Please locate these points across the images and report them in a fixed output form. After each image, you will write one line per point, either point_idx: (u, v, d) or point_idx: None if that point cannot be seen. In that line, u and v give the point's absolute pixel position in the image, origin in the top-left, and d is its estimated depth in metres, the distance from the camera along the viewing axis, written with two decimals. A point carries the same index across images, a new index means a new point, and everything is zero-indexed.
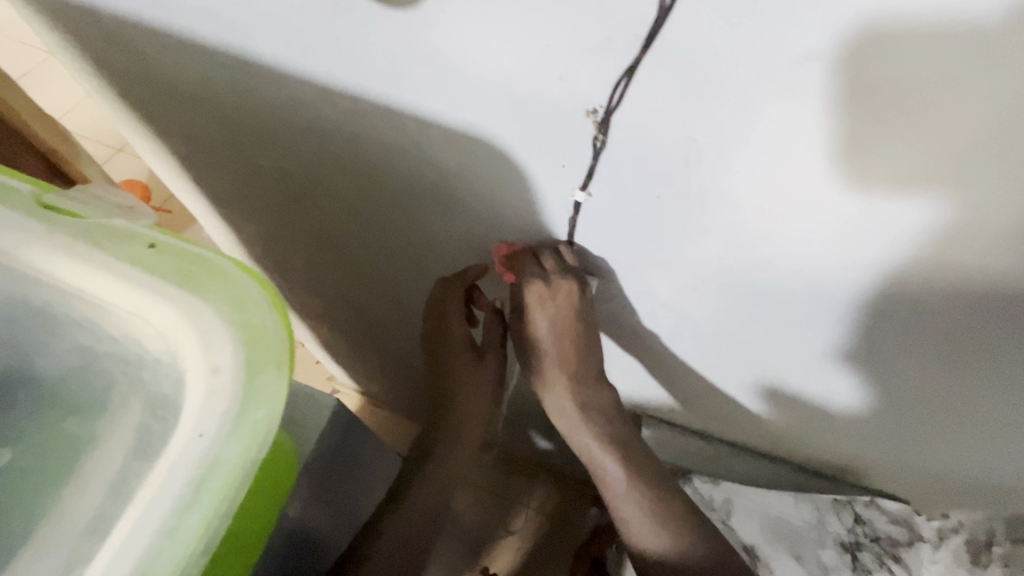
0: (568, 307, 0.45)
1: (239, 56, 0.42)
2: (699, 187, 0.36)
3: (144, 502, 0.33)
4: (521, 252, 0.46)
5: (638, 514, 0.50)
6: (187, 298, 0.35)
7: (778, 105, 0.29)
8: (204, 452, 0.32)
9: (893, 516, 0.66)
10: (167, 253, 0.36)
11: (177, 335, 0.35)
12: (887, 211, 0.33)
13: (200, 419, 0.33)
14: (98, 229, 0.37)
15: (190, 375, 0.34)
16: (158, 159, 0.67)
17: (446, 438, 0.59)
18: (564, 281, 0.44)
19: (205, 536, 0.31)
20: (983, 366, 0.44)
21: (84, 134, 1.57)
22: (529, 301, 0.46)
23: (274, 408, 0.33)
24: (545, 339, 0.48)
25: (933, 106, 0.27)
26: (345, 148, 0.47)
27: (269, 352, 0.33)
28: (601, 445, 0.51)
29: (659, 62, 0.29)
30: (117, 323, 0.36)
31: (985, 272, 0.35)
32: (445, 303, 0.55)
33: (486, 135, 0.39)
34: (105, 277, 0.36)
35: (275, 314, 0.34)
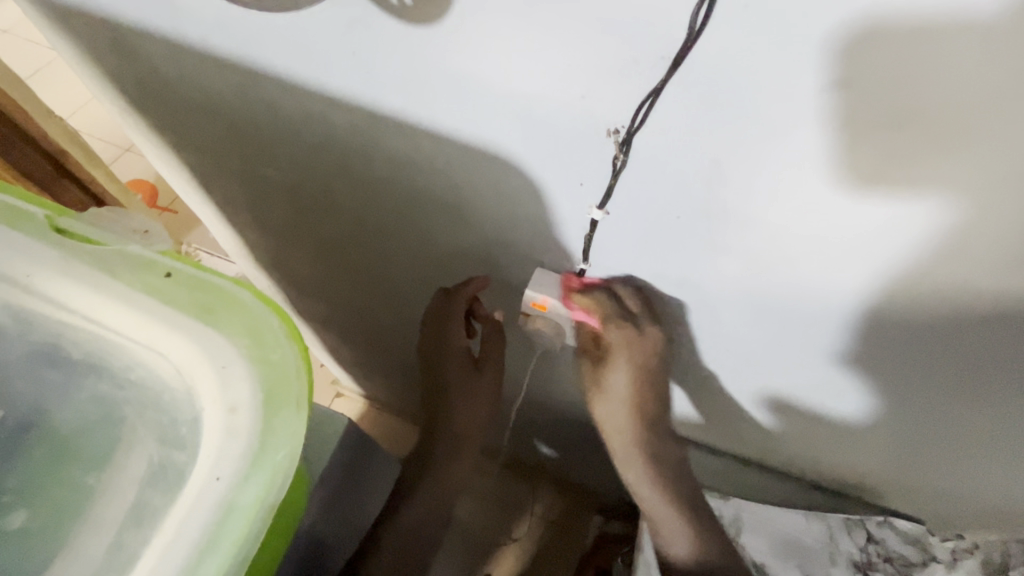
0: (650, 350, 0.47)
1: (254, 68, 0.42)
2: (722, 209, 0.35)
3: (161, 547, 0.32)
4: (597, 286, 0.46)
5: (682, 544, 0.51)
6: (204, 331, 0.34)
7: (802, 131, 0.29)
8: (220, 495, 0.32)
9: (907, 536, 0.65)
10: (182, 283, 0.35)
11: (196, 370, 0.34)
12: (912, 233, 0.32)
13: (216, 462, 0.33)
14: (114, 257, 0.36)
15: (210, 413, 0.34)
16: (167, 166, 0.67)
17: (441, 451, 0.58)
18: (650, 326, 0.46)
19: None
20: (1006, 390, 0.43)
21: (92, 133, 1.57)
22: (612, 343, 0.46)
23: (294, 448, 0.32)
24: (619, 381, 0.48)
25: (965, 131, 0.26)
26: (358, 162, 0.47)
27: (290, 390, 0.33)
28: (649, 472, 0.51)
29: (685, 85, 0.29)
30: (133, 357, 0.36)
31: (1012, 297, 0.34)
32: (445, 310, 0.54)
33: (505, 153, 0.38)
34: (123, 309, 0.35)
35: (295, 349, 0.34)
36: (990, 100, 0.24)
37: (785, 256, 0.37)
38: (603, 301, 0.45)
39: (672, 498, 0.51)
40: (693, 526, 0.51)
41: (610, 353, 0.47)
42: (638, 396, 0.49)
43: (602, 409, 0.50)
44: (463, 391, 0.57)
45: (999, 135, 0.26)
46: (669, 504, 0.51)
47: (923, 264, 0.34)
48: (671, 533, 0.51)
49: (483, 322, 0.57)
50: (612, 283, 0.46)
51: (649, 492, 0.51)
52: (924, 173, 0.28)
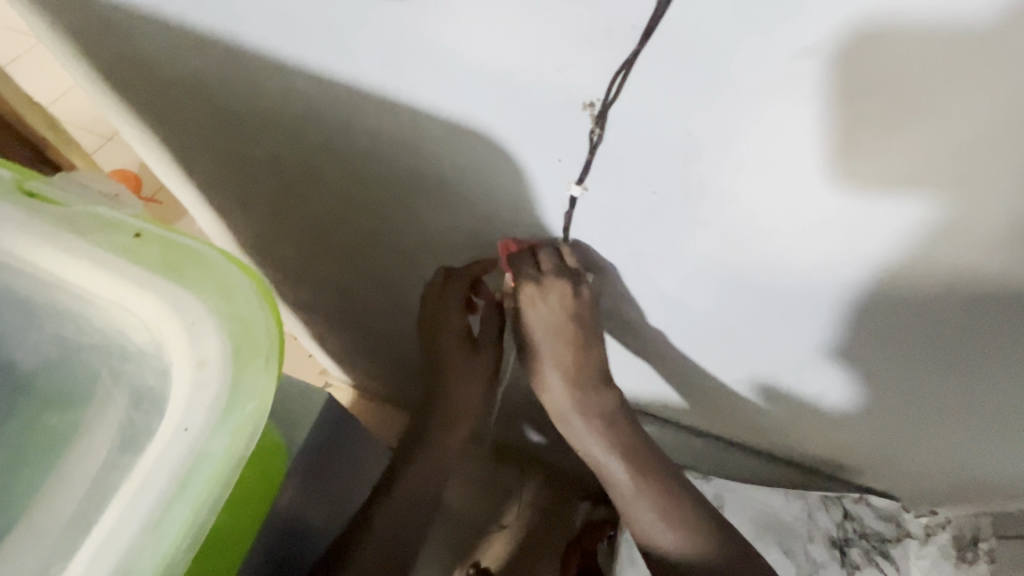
0: (562, 306, 0.45)
1: (231, 42, 0.41)
2: (697, 183, 0.36)
3: (128, 496, 0.32)
4: (519, 247, 0.46)
5: (646, 517, 0.51)
6: (174, 289, 0.34)
7: (771, 101, 0.29)
8: (190, 446, 0.32)
9: (882, 513, 0.67)
10: (153, 243, 0.35)
11: (163, 326, 0.34)
12: (880, 212, 0.33)
13: (185, 412, 0.33)
14: (84, 217, 0.36)
15: (178, 368, 0.33)
16: (148, 149, 0.66)
17: (435, 431, 0.59)
18: (554, 279, 0.45)
19: (190, 532, 0.31)
20: (976, 366, 0.44)
21: (72, 121, 1.55)
22: (520, 298, 0.47)
23: (262, 402, 0.33)
24: (543, 341, 0.48)
25: (930, 101, 0.26)
26: (338, 139, 0.47)
27: (259, 346, 0.33)
28: (602, 447, 0.52)
29: (658, 55, 0.29)
30: (102, 315, 0.36)
31: (978, 272, 0.35)
32: (447, 290, 0.54)
33: (484, 129, 0.38)
34: (90, 268, 0.35)
35: (265, 309, 0.34)
36: (958, 70, 0.25)
37: (761, 231, 0.38)
38: (515, 257, 0.46)
39: (629, 470, 0.51)
40: (650, 498, 0.51)
41: (525, 313, 0.47)
42: (566, 352, 0.48)
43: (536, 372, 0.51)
44: (462, 371, 0.57)
45: (969, 105, 0.26)
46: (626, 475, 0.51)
47: (898, 239, 0.35)
48: (633, 505, 0.52)
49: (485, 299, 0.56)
50: (539, 246, 0.46)
51: (604, 458, 0.52)
52: (897, 144, 0.29)
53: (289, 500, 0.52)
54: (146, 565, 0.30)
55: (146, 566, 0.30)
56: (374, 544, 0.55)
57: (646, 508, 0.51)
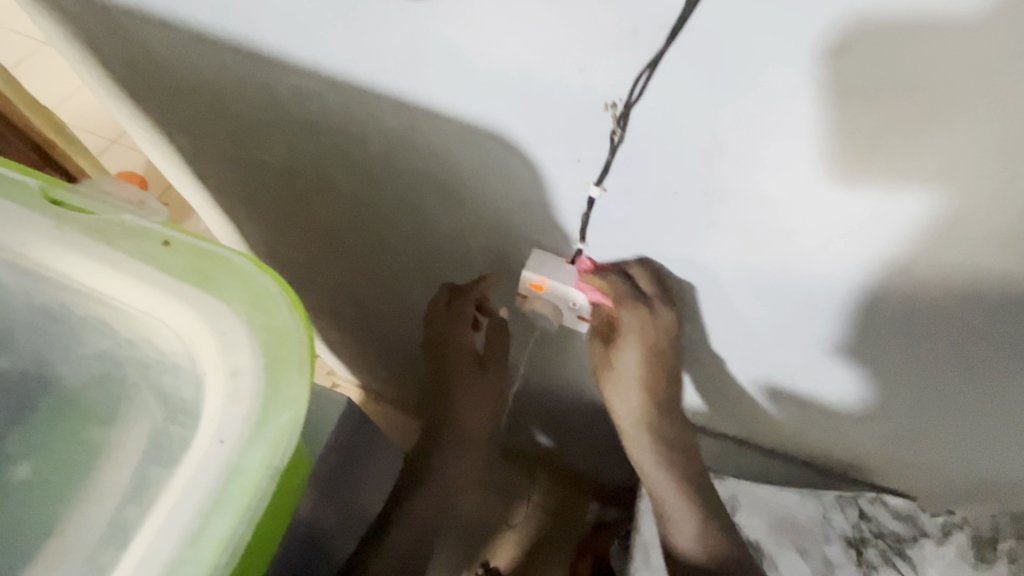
0: (664, 333, 0.47)
1: (247, 47, 0.41)
2: (720, 184, 0.35)
3: (168, 506, 0.32)
4: (611, 268, 0.46)
5: (686, 529, 0.53)
6: (204, 297, 0.34)
7: (801, 103, 0.28)
8: (227, 458, 0.32)
9: (898, 512, 0.66)
10: (181, 251, 0.35)
11: (194, 336, 0.34)
12: (908, 216, 0.33)
13: (221, 425, 0.32)
14: (110, 225, 0.36)
15: (210, 378, 0.33)
16: (160, 154, 0.66)
17: (448, 450, 0.58)
18: (661, 307, 0.46)
19: (229, 545, 0.31)
20: (998, 367, 0.44)
21: (78, 124, 1.55)
22: (626, 324, 0.46)
23: (297, 411, 0.33)
24: (629, 362, 0.49)
25: (962, 101, 0.26)
26: (353, 142, 0.46)
27: (291, 358, 0.33)
28: (658, 458, 0.53)
29: (683, 57, 0.28)
30: (132, 325, 0.35)
31: (1006, 275, 0.35)
32: (453, 310, 0.56)
33: (502, 131, 0.38)
34: (120, 277, 0.35)
35: (296, 315, 0.34)
36: (993, 68, 0.24)
37: (781, 232, 0.37)
38: (620, 285, 0.45)
39: (680, 482, 0.53)
40: (695, 512, 0.53)
41: (624, 337, 0.48)
42: (648, 374, 0.50)
43: (610, 389, 0.52)
44: (469, 388, 0.59)
45: (1004, 102, 0.25)
46: (675, 488, 0.53)
47: (922, 241, 0.34)
48: (677, 517, 0.53)
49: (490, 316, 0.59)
50: (629, 266, 0.46)
51: (654, 468, 0.53)
52: (927, 144, 0.28)
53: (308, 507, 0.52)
54: None
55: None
56: (383, 560, 0.54)
57: (689, 527, 0.53)
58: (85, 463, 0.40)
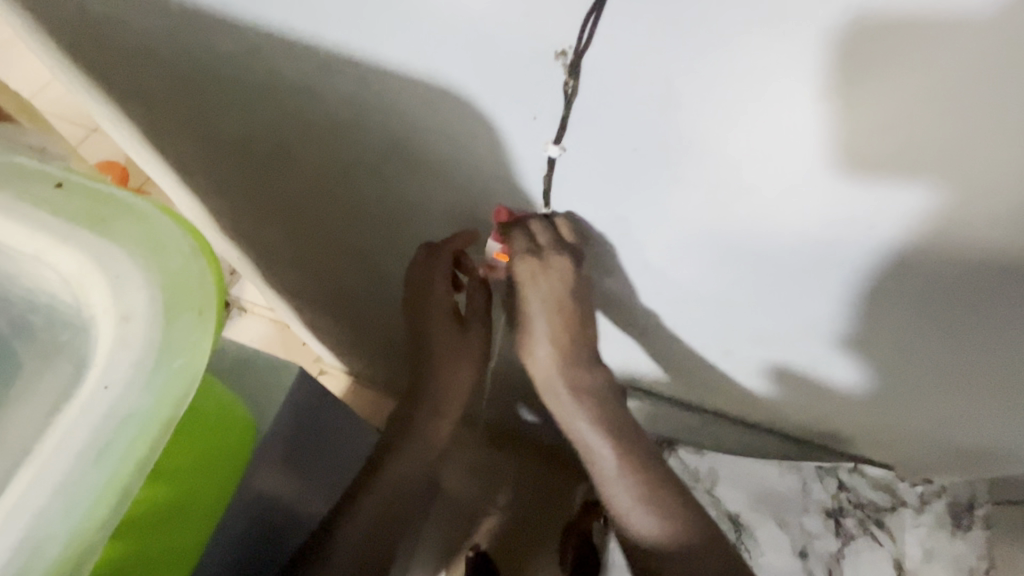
0: (561, 280, 0.44)
1: (185, 3, 0.39)
2: (677, 139, 0.34)
3: (43, 453, 0.30)
4: (513, 223, 0.45)
5: (627, 503, 0.49)
6: (95, 239, 0.33)
7: (749, 48, 0.27)
8: (112, 403, 0.31)
9: (877, 482, 0.66)
10: (75, 193, 0.35)
11: (84, 278, 0.33)
12: (877, 193, 0.32)
13: (107, 367, 0.31)
14: (4, 168, 0.35)
15: (100, 321, 0.32)
16: (118, 129, 0.64)
17: (423, 412, 0.56)
18: (551, 254, 0.43)
19: (120, 487, 0.30)
20: (973, 333, 0.43)
21: (54, 113, 1.52)
22: (521, 277, 0.45)
23: (193, 355, 0.32)
24: (537, 316, 0.47)
25: (918, 46, 0.24)
26: (300, 103, 0.45)
27: (193, 297, 0.33)
28: (591, 425, 0.50)
29: (626, 2, 0.27)
30: (20, 272, 0.34)
31: (974, 238, 0.33)
32: (429, 266, 0.51)
33: (454, 88, 0.36)
34: (5, 219, 0.33)
35: (202, 260, 0.33)
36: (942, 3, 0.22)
37: (742, 190, 0.36)
38: (515, 236, 0.44)
39: (618, 449, 0.50)
40: (637, 483, 0.49)
41: (522, 287, 0.46)
42: (558, 326, 0.48)
43: (528, 354, 0.50)
44: (451, 351, 0.55)
45: (955, 44, 0.24)
46: (611, 456, 0.50)
47: (889, 202, 0.33)
48: (618, 490, 0.49)
49: (470, 273, 0.53)
50: (530, 219, 0.44)
51: (587, 434, 0.51)
52: (874, 95, 0.27)
53: (263, 477, 0.51)
54: (66, 522, 0.29)
55: (59, 537, 0.29)
56: (353, 529, 0.54)
57: (634, 505, 0.48)
58: None
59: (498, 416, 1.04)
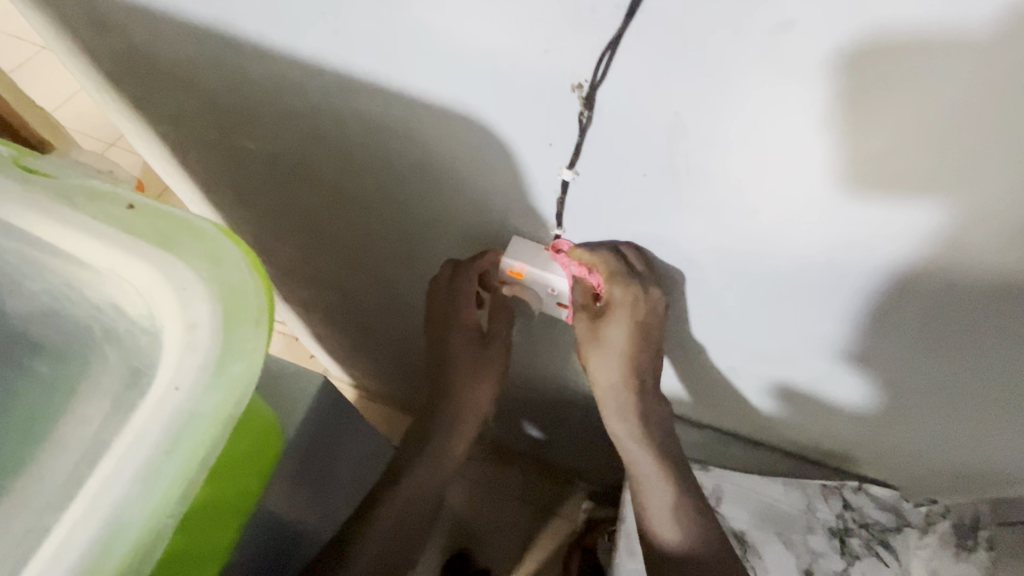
0: (649, 311, 0.47)
1: (225, 34, 0.42)
2: (685, 163, 0.36)
3: (116, 454, 0.32)
4: (603, 245, 0.45)
5: (663, 512, 0.54)
6: (165, 256, 0.35)
7: (754, 79, 0.29)
8: (180, 405, 0.32)
9: (882, 502, 0.67)
10: (145, 213, 0.36)
11: (154, 292, 0.34)
12: (873, 213, 0.34)
13: (177, 371, 0.33)
14: (76, 188, 0.37)
15: (168, 331, 0.34)
16: (148, 146, 0.67)
17: (443, 426, 0.60)
18: (653, 288, 0.45)
19: (182, 485, 0.32)
20: (970, 353, 0.44)
21: (75, 127, 1.56)
22: (617, 300, 0.46)
23: (253, 361, 0.34)
24: (616, 333, 0.49)
25: (909, 80, 0.26)
26: (328, 126, 0.47)
27: (249, 311, 0.34)
28: (639, 435, 0.54)
29: (640, 37, 0.29)
30: (93, 285, 0.36)
31: (966, 256, 0.35)
32: (453, 285, 0.54)
33: (474, 115, 0.39)
34: (82, 236, 0.35)
35: (257, 279, 0.35)
36: (930, 44, 0.25)
37: (747, 212, 0.38)
38: (612, 262, 0.44)
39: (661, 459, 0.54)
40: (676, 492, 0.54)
41: (614, 313, 0.48)
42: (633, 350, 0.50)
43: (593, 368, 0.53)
44: (472, 367, 0.59)
45: (944, 79, 0.26)
46: (655, 466, 0.54)
47: (886, 222, 0.35)
48: (657, 497, 0.54)
49: (493, 292, 0.55)
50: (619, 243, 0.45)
51: (634, 443, 0.55)
52: (869, 122, 0.29)
53: (275, 496, 0.52)
54: (137, 519, 0.31)
55: (131, 527, 0.31)
56: (374, 543, 0.55)
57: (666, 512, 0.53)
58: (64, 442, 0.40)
59: (504, 431, 1.04)
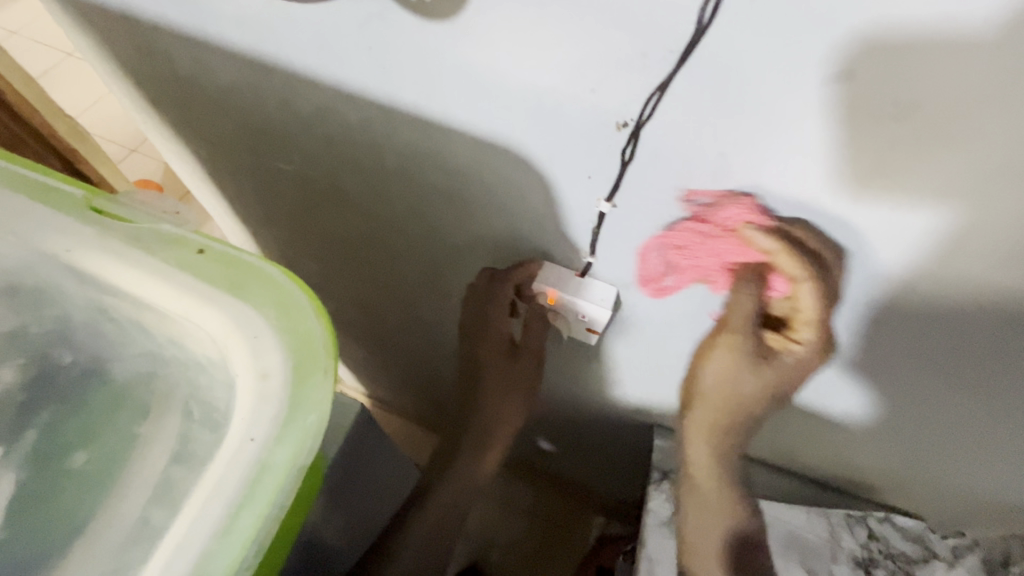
0: (811, 370, 0.44)
1: (271, 63, 0.43)
2: (727, 200, 0.36)
3: (199, 503, 0.33)
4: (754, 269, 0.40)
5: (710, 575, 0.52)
6: (236, 304, 0.36)
7: (804, 122, 0.29)
8: (255, 455, 0.33)
9: (907, 533, 0.66)
10: (214, 259, 0.37)
11: (227, 340, 0.35)
12: (914, 223, 0.32)
13: (251, 422, 0.34)
14: (149, 233, 0.38)
15: (243, 379, 0.35)
16: (181, 162, 0.68)
17: (474, 437, 0.59)
18: (807, 336, 0.41)
19: (257, 537, 0.32)
20: (1007, 388, 0.44)
21: (98, 132, 1.59)
22: (732, 324, 0.42)
23: (322, 410, 0.33)
24: (717, 367, 0.44)
25: (963, 124, 0.27)
26: (368, 152, 0.48)
27: (318, 359, 0.34)
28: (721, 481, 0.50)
29: (691, 80, 0.30)
30: (170, 329, 0.37)
31: (1010, 293, 0.35)
32: (490, 294, 0.52)
33: (516, 147, 0.39)
34: (158, 283, 0.36)
35: (321, 321, 0.35)
36: (992, 93, 0.25)
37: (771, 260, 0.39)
38: (814, 275, 0.36)
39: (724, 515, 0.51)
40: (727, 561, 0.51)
41: (726, 346, 0.43)
42: (737, 400, 0.45)
43: (692, 441, 0.49)
44: (504, 376, 0.57)
45: (1006, 128, 0.26)
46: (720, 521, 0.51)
47: (930, 261, 0.35)
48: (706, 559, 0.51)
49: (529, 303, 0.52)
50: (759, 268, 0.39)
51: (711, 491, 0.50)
52: (919, 163, 0.29)
53: (318, 517, 0.53)
54: (217, 570, 0.31)
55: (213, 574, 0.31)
56: (409, 551, 0.56)
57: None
58: (107, 462, 0.40)
59: (518, 446, 1.04)
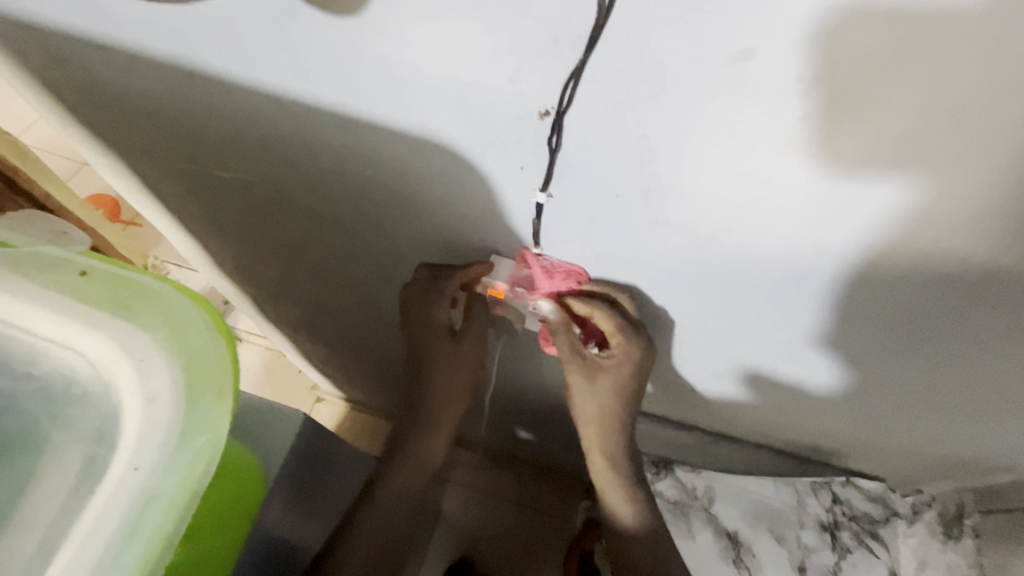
0: (644, 361, 0.50)
1: (186, 66, 0.41)
2: (657, 184, 0.36)
3: (79, 541, 0.32)
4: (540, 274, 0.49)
5: (621, 502, 0.56)
6: (123, 325, 0.35)
7: (717, 102, 0.29)
8: (141, 485, 0.32)
9: (870, 494, 0.68)
10: (99, 281, 0.36)
11: (110, 364, 0.34)
12: (859, 194, 0.32)
13: (136, 452, 0.33)
14: (29, 258, 0.37)
15: (127, 406, 0.34)
16: (117, 176, 0.65)
17: (422, 430, 0.58)
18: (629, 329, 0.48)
19: (148, 567, 0.31)
20: (941, 348, 0.45)
21: (44, 149, 1.53)
22: (616, 349, 0.49)
23: (216, 431, 0.34)
24: (604, 379, 0.51)
25: (868, 99, 0.27)
26: (296, 154, 0.46)
27: (213, 377, 0.34)
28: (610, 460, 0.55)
29: (601, 66, 0.29)
30: (41, 355, 0.36)
31: (936, 256, 0.36)
32: (431, 291, 0.51)
33: (445, 141, 0.38)
34: (34, 308, 0.35)
35: (218, 340, 0.36)
36: (887, 67, 0.25)
37: (710, 238, 0.40)
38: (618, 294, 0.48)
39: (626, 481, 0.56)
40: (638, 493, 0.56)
41: (609, 363, 0.50)
42: (622, 392, 0.52)
43: (577, 399, 0.54)
44: (446, 364, 0.56)
45: (906, 100, 0.26)
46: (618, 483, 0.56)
47: (855, 230, 0.35)
48: (613, 493, 0.57)
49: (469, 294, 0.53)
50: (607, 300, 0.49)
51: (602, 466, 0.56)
52: (834, 138, 0.29)
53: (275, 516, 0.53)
54: None
55: None
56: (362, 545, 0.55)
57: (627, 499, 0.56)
58: None
59: (496, 438, 1.05)
